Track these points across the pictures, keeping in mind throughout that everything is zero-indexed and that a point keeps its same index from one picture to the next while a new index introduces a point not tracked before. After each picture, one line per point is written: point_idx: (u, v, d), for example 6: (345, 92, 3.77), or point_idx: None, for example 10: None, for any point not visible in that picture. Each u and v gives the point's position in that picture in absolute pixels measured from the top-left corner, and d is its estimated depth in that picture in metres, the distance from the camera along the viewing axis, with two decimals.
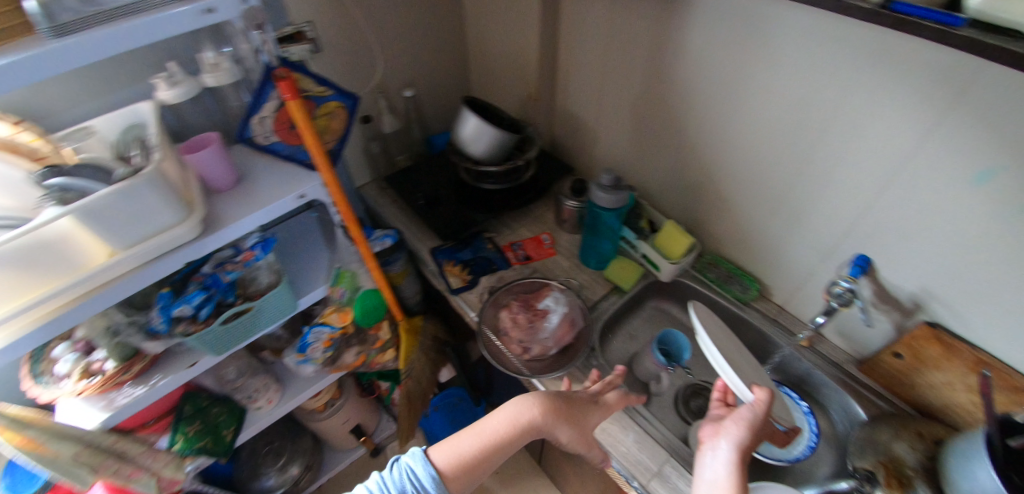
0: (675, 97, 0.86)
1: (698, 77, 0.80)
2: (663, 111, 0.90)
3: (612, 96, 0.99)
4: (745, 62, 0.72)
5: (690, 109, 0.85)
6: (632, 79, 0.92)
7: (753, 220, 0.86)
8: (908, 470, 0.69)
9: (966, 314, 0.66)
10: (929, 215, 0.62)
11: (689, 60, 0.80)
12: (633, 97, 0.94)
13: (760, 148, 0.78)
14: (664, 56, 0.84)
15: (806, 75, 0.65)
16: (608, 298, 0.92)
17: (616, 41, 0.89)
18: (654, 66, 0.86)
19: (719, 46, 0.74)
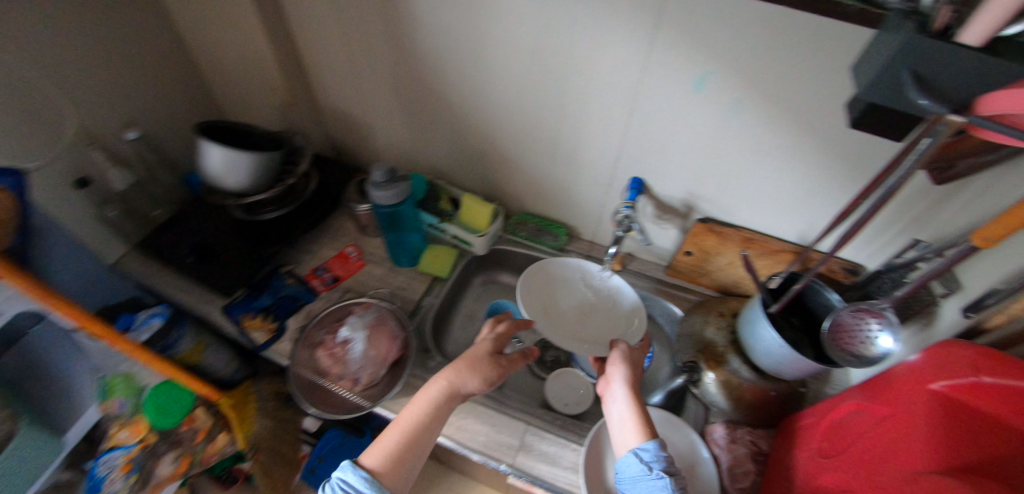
0: (429, 67, 0.81)
1: (441, 43, 0.75)
2: (425, 84, 0.84)
3: (369, 84, 0.90)
4: (477, 18, 0.69)
5: (450, 77, 0.80)
6: (381, 58, 0.83)
7: (538, 170, 0.87)
8: (719, 348, 0.77)
9: (722, 200, 0.73)
10: (670, 124, 0.68)
11: (427, 26, 0.74)
12: (389, 77, 0.86)
13: (524, 100, 0.78)
14: (399, 28, 0.76)
15: (533, 21, 0.65)
16: (430, 291, 0.87)
17: (350, 20, 0.79)
18: (395, 40, 0.79)
19: (448, 6, 0.69)
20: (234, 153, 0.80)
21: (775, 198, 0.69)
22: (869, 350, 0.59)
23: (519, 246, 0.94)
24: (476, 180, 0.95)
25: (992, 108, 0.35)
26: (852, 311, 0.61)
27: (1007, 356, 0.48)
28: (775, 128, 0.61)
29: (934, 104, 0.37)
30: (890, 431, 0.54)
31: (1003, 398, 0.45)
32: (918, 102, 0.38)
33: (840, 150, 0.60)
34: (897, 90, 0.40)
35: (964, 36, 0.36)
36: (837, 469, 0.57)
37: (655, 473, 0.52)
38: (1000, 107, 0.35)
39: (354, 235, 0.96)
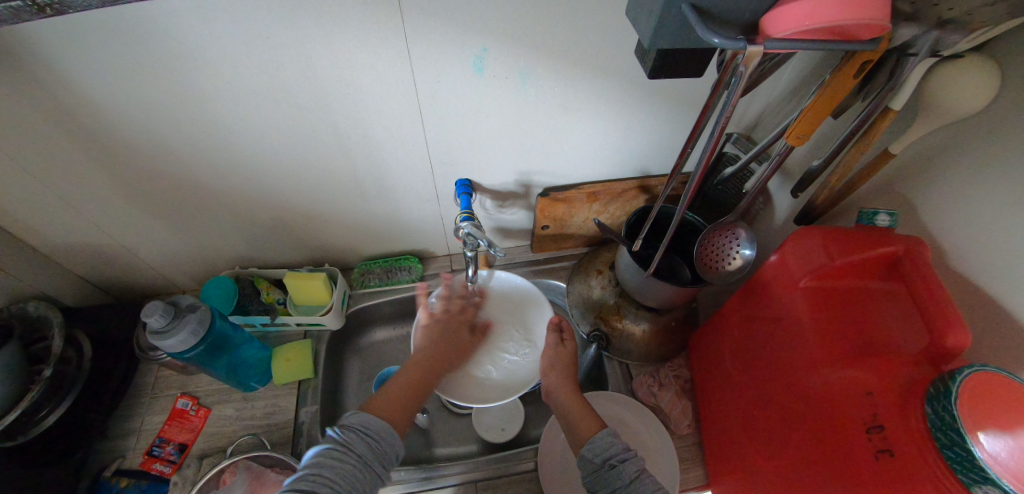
0: (159, 157, 0.62)
1: (154, 128, 0.57)
2: (170, 178, 0.66)
3: (95, 201, 0.68)
4: (182, 83, 0.52)
5: (200, 155, 0.63)
6: (87, 169, 0.62)
7: (357, 212, 0.77)
8: (612, 304, 0.75)
9: (550, 165, 0.70)
10: (471, 114, 0.60)
11: (122, 110, 0.54)
12: (114, 188, 0.65)
13: (300, 149, 0.64)
14: (85, 123, 0.55)
15: (254, 63, 0.51)
16: (305, 398, 0.74)
17: (4, 140, 0.55)
18: (94, 138, 0.57)
19: (130, 82, 0.51)
20: None
21: (594, 141, 0.67)
22: (736, 265, 0.59)
23: (377, 294, 0.85)
24: (300, 251, 0.86)
25: (781, 31, 0.33)
26: (711, 233, 0.62)
27: (838, 230, 0.52)
28: (571, 84, 0.57)
29: (728, 40, 0.33)
30: (780, 332, 0.57)
31: (857, 270, 0.51)
32: (712, 42, 0.34)
33: (633, 81, 0.58)
34: (686, 28, 0.37)
35: None
36: (751, 380, 0.61)
37: (609, 465, 0.49)
38: (789, 27, 0.33)
39: (179, 381, 0.78)
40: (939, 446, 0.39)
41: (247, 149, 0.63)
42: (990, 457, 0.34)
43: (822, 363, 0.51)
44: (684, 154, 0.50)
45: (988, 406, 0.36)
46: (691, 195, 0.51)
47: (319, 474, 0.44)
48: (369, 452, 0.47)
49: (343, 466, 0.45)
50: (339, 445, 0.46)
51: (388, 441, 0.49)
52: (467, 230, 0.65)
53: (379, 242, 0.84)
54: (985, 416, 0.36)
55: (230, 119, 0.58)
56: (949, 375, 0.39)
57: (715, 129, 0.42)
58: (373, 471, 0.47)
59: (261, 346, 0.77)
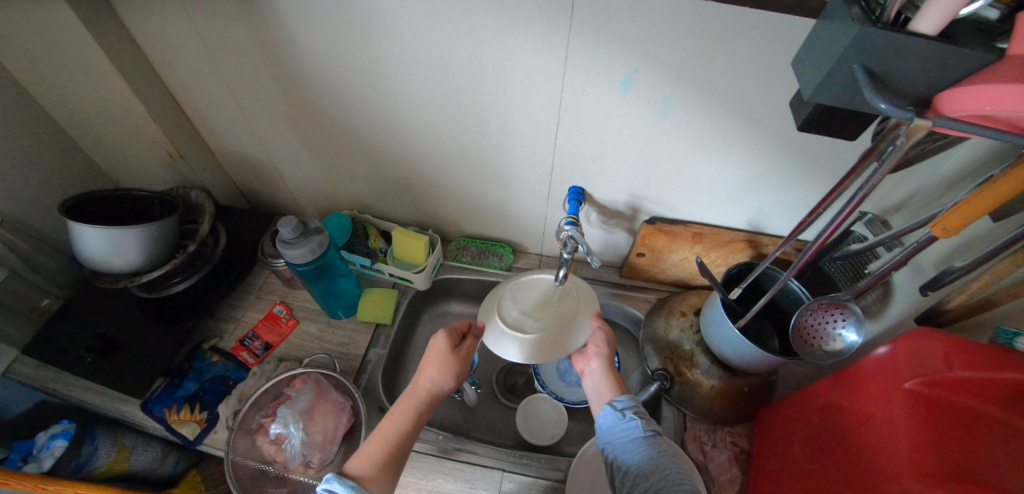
0: (333, 99, 0.74)
1: (338, 74, 0.69)
2: (333, 118, 0.77)
3: (272, 123, 0.82)
4: (374, 42, 0.63)
5: (363, 106, 0.74)
6: (277, 95, 0.75)
7: (472, 191, 0.85)
8: (686, 351, 0.75)
9: (664, 196, 0.73)
10: (606, 126, 0.66)
11: (322, 54, 0.66)
12: (290, 116, 0.79)
13: (449, 122, 0.73)
14: (290, 58, 0.68)
15: (437, 38, 0.60)
16: (377, 340, 0.80)
17: (233, 57, 0.70)
18: (291, 73, 0.70)
19: (337, 33, 0.62)
20: (112, 231, 0.68)
21: (714, 185, 0.69)
22: (837, 347, 0.58)
23: (463, 271, 0.91)
24: (411, 212, 0.95)
25: (955, 110, 0.35)
26: (816, 306, 0.60)
27: (967, 342, 0.50)
28: (709, 121, 0.61)
29: (896, 107, 0.35)
30: (869, 430, 0.54)
31: (976, 389, 0.47)
32: (877, 107, 0.36)
33: (772, 135, 0.60)
34: (850, 92, 0.39)
35: (918, 24, 0.34)
36: (819, 472, 0.57)
37: (627, 417, 0.54)
38: (965, 109, 0.34)
39: (282, 290, 0.88)
40: None
41: (403, 110, 0.73)
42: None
43: (908, 473, 0.47)
44: (815, 215, 0.50)
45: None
46: (805, 261, 0.51)
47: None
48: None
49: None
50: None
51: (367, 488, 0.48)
52: (569, 233, 0.70)
53: (482, 224, 0.91)
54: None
55: (399, 81, 0.68)
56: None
57: (857, 194, 0.42)
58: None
59: (355, 284, 0.85)
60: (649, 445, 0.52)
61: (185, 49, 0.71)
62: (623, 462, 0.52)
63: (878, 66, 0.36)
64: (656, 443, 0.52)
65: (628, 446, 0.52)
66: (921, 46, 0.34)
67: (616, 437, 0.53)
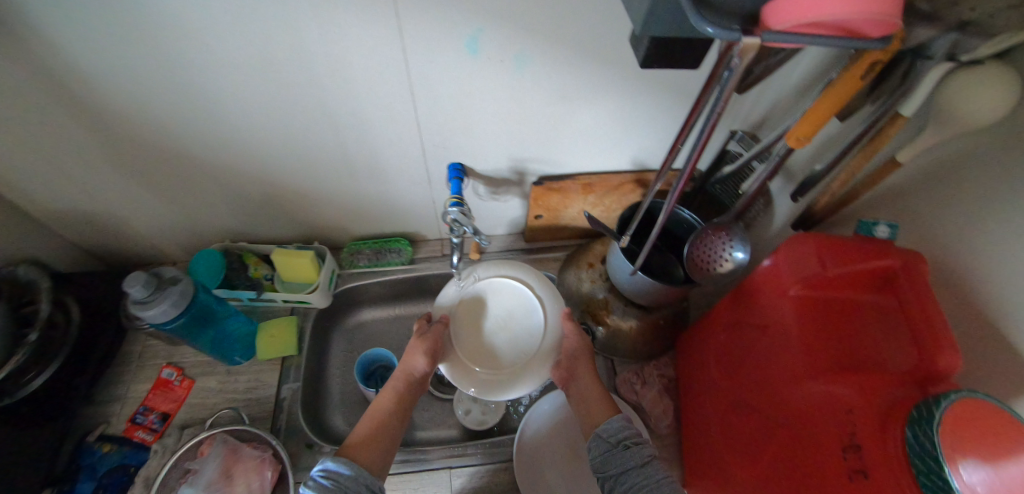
0: (146, 125, 0.59)
1: (138, 96, 0.55)
2: (158, 148, 0.64)
3: (83, 168, 0.66)
4: (163, 49, 0.49)
5: (184, 127, 0.61)
6: (71, 135, 0.60)
7: (350, 191, 0.77)
8: (601, 299, 0.73)
9: (544, 153, 0.70)
10: (470, 97, 0.59)
11: (104, 75, 0.51)
12: (101, 155, 0.64)
13: (293, 125, 0.62)
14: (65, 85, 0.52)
15: (241, 32, 0.48)
16: (287, 374, 0.74)
17: None
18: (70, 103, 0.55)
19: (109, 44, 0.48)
20: None
21: (591, 132, 0.66)
22: (727, 268, 0.59)
23: (367, 275, 0.85)
24: (292, 228, 0.86)
25: (780, 21, 0.31)
26: (704, 234, 0.61)
27: (836, 239, 0.51)
28: (570, 72, 0.55)
29: (723, 30, 0.30)
30: (768, 339, 0.56)
31: (847, 282, 0.50)
32: (705, 32, 0.31)
33: (634, 72, 0.56)
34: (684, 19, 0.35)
35: None
36: (735, 386, 0.60)
37: (623, 445, 0.48)
38: (791, 19, 0.30)
39: (166, 350, 0.78)
40: (914, 472, 0.37)
41: (237, 125, 0.61)
42: (966, 487, 0.32)
43: (809, 374, 0.50)
44: (676, 150, 0.48)
45: (970, 430, 0.34)
46: (679, 191, 0.50)
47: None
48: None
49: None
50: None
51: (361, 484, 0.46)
52: (454, 216, 0.66)
53: (372, 221, 0.84)
54: (964, 444, 0.34)
55: (212, 90, 0.55)
56: (934, 399, 0.37)
57: (706, 125, 0.40)
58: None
59: (247, 320, 0.78)
60: (648, 473, 0.45)
61: None
62: (620, 493, 0.45)
63: None
64: (656, 470, 0.46)
65: (627, 476, 0.46)
66: None
67: (614, 466, 0.47)
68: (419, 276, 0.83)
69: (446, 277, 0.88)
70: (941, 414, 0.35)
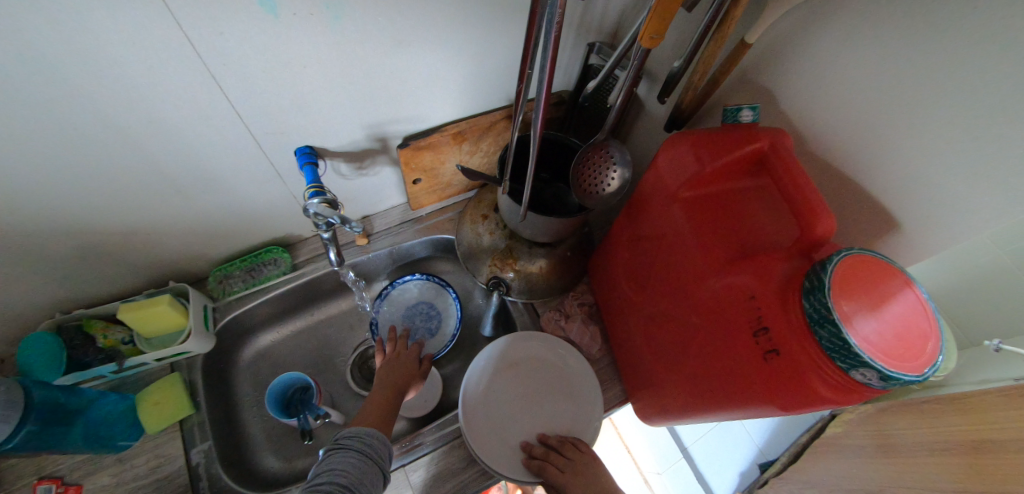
0: None
1: None
2: None
3: None
4: None
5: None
6: None
7: (186, 213, 0.63)
8: (503, 248, 0.70)
9: (399, 112, 0.62)
10: (290, 65, 0.49)
11: None
12: None
13: (64, 149, 0.48)
14: None
15: None
16: (194, 434, 0.65)
17: None
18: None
19: None
20: None
21: (442, 74, 0.59)
22: (614, 187, 0.56)
23: (247, 298, 0.74)
24: (134, 276, 0.71)
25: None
26: (586, 154, 0.58)
27: (708, 132, 0.51)
28: (395, 11, 0.48)
29: None
30: (668, 247, 0.57)
31: (725, 174, 0.51)
32: None
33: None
34: None
35: None
36: (649, 299, 0.62)
37: None
38: None
39: (25, 467, 0.64)
40: (817, 338, 0.40)
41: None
42: (861, 340, 0.37)
43: (711, 272, 0.52)
44: (525, 76, 0.42)
45: (852, 289, 0.39)
46: (541, 120, 0.45)
47: (336, 473, 0.47)
48: (374, 454, 0.51)
49: (358, 469, 0.48)
50: (347, 450, 0.50)
51: (383, 445, 0.54)
52: (314, 208, 0.56)
53: (233, 239, 0.72)
54: (848, 299, 0.39)
55: None
56: (820, 265, 0.41)
57: (549, 39, 0.34)
58: (377, 472, 0.50)
59: (120, 396, 0.66)
60: None
61: None
62: None
63: None
64: None
65: None
66: None
67: None
68: (310, 281, 0.74)
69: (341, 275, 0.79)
70: (829, 279, 0.40)
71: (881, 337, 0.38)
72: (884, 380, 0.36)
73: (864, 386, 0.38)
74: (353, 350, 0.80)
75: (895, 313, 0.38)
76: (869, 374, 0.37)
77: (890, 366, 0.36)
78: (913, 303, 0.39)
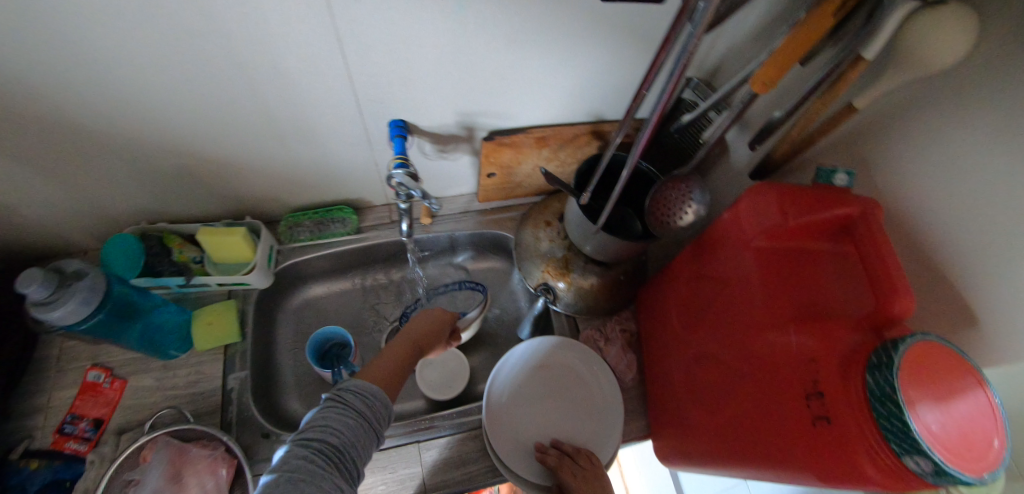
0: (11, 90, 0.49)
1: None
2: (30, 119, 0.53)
3: None
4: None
5: (66, 87, 0.50)
6: None
7: (277, 158, 0.68)
8: (560, 258, 0.71)
9: (493, 105, 0.65)
10: (406, 43, 0.53)
11: None
12: None
13: (196, 82, 0.53)
14: None
15: None
16: (233, 362, 0.69)
17: None
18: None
19: None
20: None
21: (542, 80, 0.61)
22: (688, 220, 0.57)
23: (310, 249, 0.78)
24: (217, 205, 0.76)
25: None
26: (666, 185, 0.59)
27: (797, 188, 0.51)
28: (514, 11, 0.50)
29: None
30: (731, 292, 0.56)
31: (807, 232, 0.50)
32: None
33: (585, 11, 0.52)
34: None
35: None
36: (699, 340, 0.61)
37: None
38: None
39: (89, 351, 0.70)
40: (875, 415, 0.38)
41: (135, 83, 0.52)
42: (923, 426, 0.35)
43: (771, 326, 0.50)
44: (638, 97, 0.44)
45: (923, 375, 0.37)
46: (644, 143, 0.46)
47: (326, 431, 0.43)
48: (372, 418, 0.47)
49: (352, 431, 0.44)
50: (346, 405, 0.46)
51: (383, 407, 0.49)
52: (399, 179, 0.60)
53: (310, 191, 0.76)
54: (916, 386, 0.36)
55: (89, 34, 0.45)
56: (892, 343, 0.39)
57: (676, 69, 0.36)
58: (373, 436, 0.47)
59: (179, 309, 0.71)
60: None
61: None
62: None
63: None
64: None
65: None
66: None
67: None
68: (368, 246, 0.78)
69: (402, 245, 0.83)
70: (899, 358, 0.38)
71: (943, 428, 0.35)
72: (939, 474, 0.34)
73: (915, 476, 0.36)
74: (391, 321, 0.82)
75: (964, 411, 0.36)
76: (924, 464, 0.35)
77: (950, 461, 0.34)
78: (984, 407, 0.35)
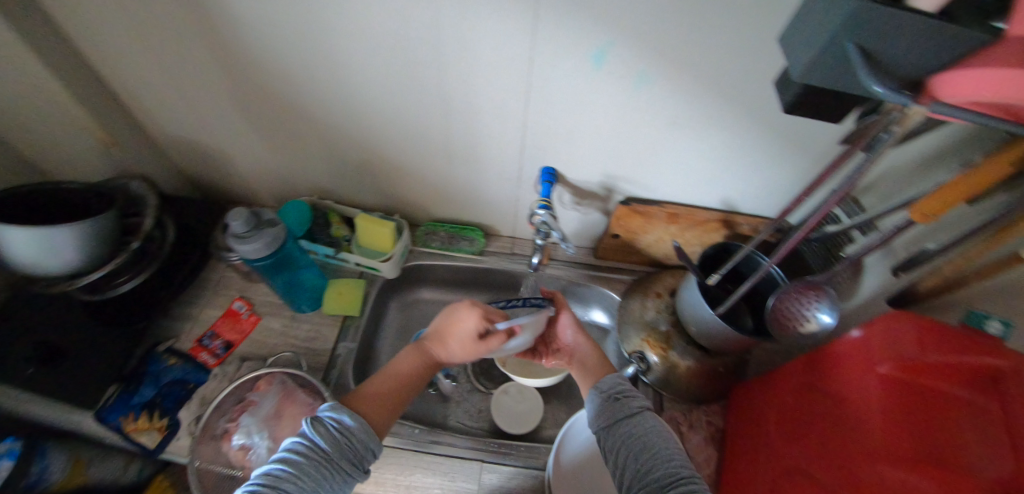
0: (286, 79, 0.67)
1: (291, 53, 0.62)
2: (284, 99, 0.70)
3: (215, 103, 0.73)
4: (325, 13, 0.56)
5: (324, 84, 0.67)
6: (217, 75, 0.67)
7: (441, 174, 0.81)
8: (663, 331, 0.74)
9: (636, 175, 0.73)
10: (582, 109, 0.64)
11: (265, 31, 0.59)
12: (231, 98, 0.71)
13: (412, 101, 0.68)
14: (223, 27, 0.59)
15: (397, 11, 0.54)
16: (345, 332, 0.77)
17: (161, 34, 0.61)
18: (230, 39, 0.61)
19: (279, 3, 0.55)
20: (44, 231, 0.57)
21: (688, 162, 0.69)
22: (811, 328, 0.58)
23: (435, 256, 0.89)
24: (374, 197, 0.90)
25: (955, 96, 0.33)
26: (792, 290, 0.61)
27: (940, 327, 0.50)
28: (683, 99, 0.59)
29: (891, 92, 0.33)
30: (842, 413, 0.54)
31: (944, 372, 0.47)
32: (873, 90, 0.34)
33: (745, 114, 0.60)
34: (843, 71, 0.37)
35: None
36: (793, 454, 0.57)
37: None
38: (961, 95, 0.33)
39: (241, 284, 0.83)
40: None
41: (370, 92, 0.67)
42: None
43: (882, 457, 0.47)
44: (800, 200, 0.53)
45: None
46: (791, 244, 0.54)
47: (286, 477, 0.40)
48: (348, 458, 0.43)
49: (311, 476, 0.40)
50: (314, 446, 0.42)
51: (365, 448, 0.45)
52: (543, 218, 0.68)
53: (454, 207, 0.88)
54: None
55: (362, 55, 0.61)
56: None
57: (838, 193, 0.45)
58: (346, 478, 0.43)
59: (319, 274, 0.82)
60: None
61: (109, 25, 0.61)
62: None
63: (876, 48, 0.35)
64: None
65: None
66: (915, 24, 0.32)
67: None
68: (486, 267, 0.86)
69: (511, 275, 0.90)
70: None
71: None
72: None
73: None
74: None
75: None
76: None
77: None
78: None
